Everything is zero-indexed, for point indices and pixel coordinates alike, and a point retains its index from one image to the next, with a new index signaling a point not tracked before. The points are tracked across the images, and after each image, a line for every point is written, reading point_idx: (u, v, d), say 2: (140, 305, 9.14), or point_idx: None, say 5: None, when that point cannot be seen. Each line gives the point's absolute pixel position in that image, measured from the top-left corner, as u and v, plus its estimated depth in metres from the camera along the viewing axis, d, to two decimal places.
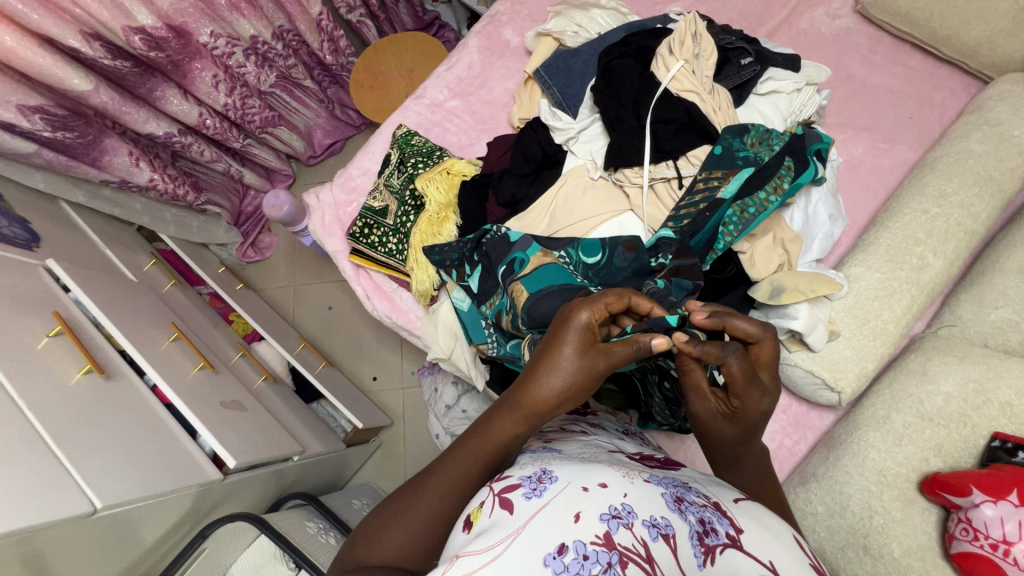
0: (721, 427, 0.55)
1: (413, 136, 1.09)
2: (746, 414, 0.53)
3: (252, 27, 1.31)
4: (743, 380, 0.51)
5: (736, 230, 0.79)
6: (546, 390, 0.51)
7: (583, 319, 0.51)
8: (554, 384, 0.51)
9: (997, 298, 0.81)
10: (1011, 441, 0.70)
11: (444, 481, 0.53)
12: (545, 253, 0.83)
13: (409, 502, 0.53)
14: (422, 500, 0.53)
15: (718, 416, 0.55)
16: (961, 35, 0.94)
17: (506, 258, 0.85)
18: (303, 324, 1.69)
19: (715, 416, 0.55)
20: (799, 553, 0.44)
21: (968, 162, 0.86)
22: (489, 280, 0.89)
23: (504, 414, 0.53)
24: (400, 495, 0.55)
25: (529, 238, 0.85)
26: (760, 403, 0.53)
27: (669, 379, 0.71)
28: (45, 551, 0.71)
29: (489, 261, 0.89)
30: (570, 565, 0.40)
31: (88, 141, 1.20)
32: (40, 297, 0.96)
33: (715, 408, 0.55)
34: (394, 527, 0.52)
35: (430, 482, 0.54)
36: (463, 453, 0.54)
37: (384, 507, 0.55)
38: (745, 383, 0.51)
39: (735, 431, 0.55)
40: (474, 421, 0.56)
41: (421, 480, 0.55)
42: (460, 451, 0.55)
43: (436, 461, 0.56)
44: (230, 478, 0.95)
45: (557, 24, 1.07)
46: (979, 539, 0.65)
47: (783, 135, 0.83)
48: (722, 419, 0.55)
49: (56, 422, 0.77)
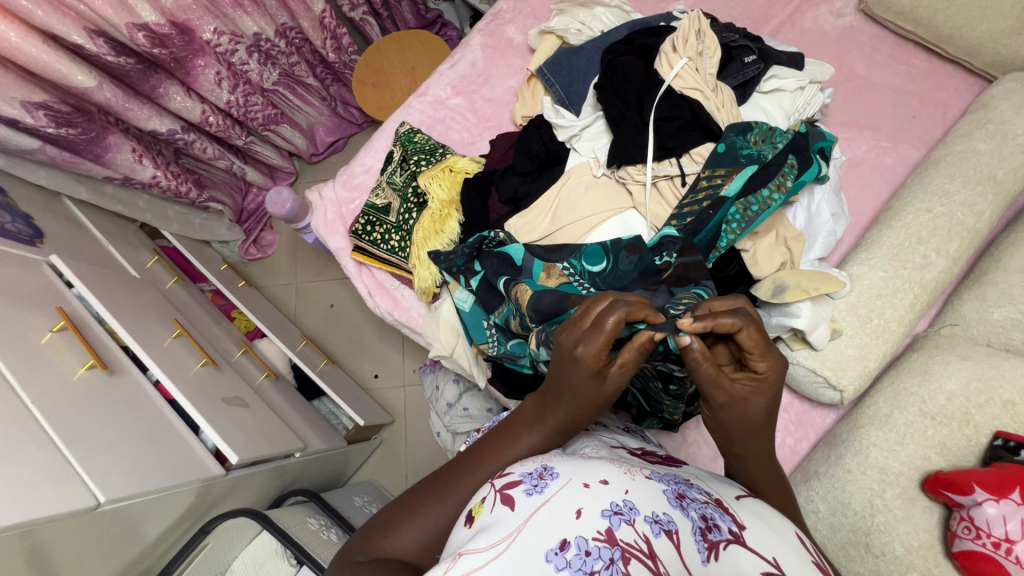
0: (751, 409, 0.53)
1: (416, 133, 1.08)
2: (768, 380, 0.52)
3: (255, 24, 1.33)
4: (750, 347, 0.51)
5: (739, 228, 0.80)
6: (572, 411, 0.55)
7: (584, 353, 0.51)
8: (575, 405, 0.54)
9: (999, 297, 0.81)
10: (1013, 440, 0.70)
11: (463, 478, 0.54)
12: (547, 273, 0.84)
13: (429, 496, 0.54)
14: (446, 499, 0.53)
15: (744, 398, 0.53)
16: (964, 33, 0.94)
17: (511, 281, 0.85)
18: (305, 322, 1.70)
19: (745, 399, 0.53)
20: (802, 551, 0.44)
21: (970, 162, 0.86)
22: (491, 292, 0.90)
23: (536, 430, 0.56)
24: (419, 490, 0.55)
25: (531, 258, 0.86)
26: (775, 362, 0.52)
27: (674, 382, 0.72)
28: (47, 545, 0.71)
29: (488, 279, 0.89)
30: (572, 561, 0.40)
31: (91, 137, 1.20)
32: (43, 292, 0.96)
33: (739, 389, 0.53)
34: (411, 520, 0.52)
35: (450, 478, 0.55)
36: (486, 450, 0.56)
37: (400, 501, 0.55)
38: (759, 349, 0.51)
39: (766, 405, 0.53)
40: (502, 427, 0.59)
41: (441, 479, 0.55)
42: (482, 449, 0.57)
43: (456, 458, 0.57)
44: (233, 474, 0.96)
45: (559, 22, 1.07)
46: (981, 537, 0.66)
47: (787, 133, 0.83)
48: (752, 399, 0.53)
49: (60, 417, 0.77)
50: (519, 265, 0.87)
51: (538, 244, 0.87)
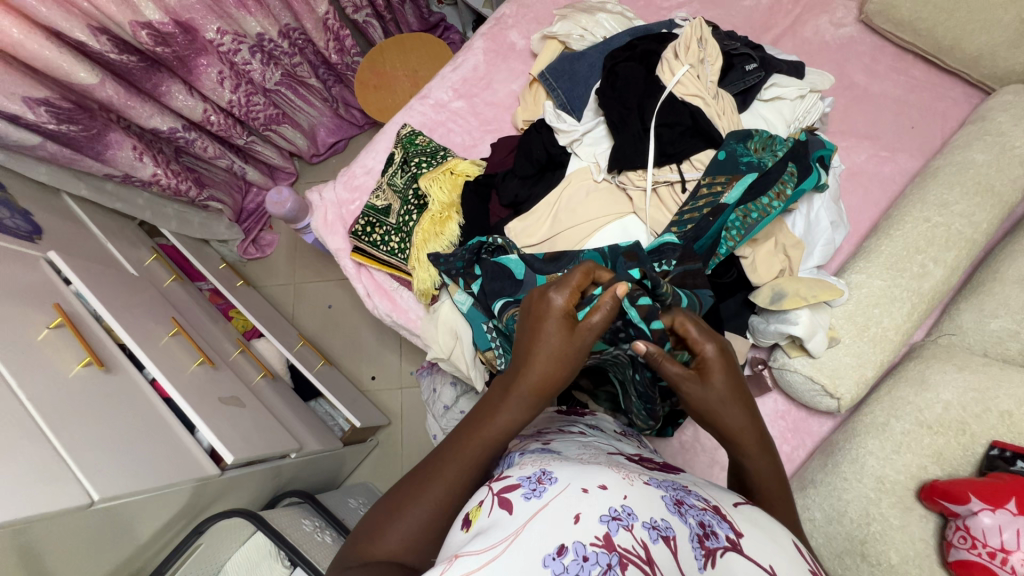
0: (709, 391, 0.54)
1: (417, 136, 1.09)
2: (713, 362, 0.54)
3: (259, 24, 1.33)
4: (691, 332, 0.56)
5: (739, 235, 0.80)
6: (546, 370, 0.55)
7: (558, 302, 0.55)
8: (547, 363, 0.55)
9: (997, 307, 0.82)
10: (1009, 450, 0.71)
11: (445, 471, 0.54)
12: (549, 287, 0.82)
13: (411, 495, 0.53)
14: (425, 490, 0.53)
15: (698, 382, 0.54)
16: (963, 45, 0.95)
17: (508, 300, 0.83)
18: (302, 323, 1.69)
19: (698, 384, 0.54)
20: (798, 558, 0.44)
21: (969, 172, 0.86)
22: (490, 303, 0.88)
23: (511, 402, 0.55)
24: (402, 488, 0.55)
25: (531, 273, 0.84)
26: (717, 344, 0.55)
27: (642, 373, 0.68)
28: (39, 545, 0.71)
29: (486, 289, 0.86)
30: (570, 566, 0.40)
31: (91, 134, 1.20)
32: (39, 288, 0.95)
33: (691, 374, 0.54)
34: (395, 521, 0.52)
35: (433, 474, 0.54)
36: (461, 442, 0.55)
37: (384, 503, 0.54)
38: (699, 332, 0.56)
39: (724, 383, 0.54)
40: (468, 420, 0.57)
41: (422, 474, 0.55)
42: (458, 443, 0.55)
43: (435, 453, 0.56)
44: (227, 475, 0.95)
45: (562, 27, 1.08)
46: (976, 547, 0.66)
47: (787, 142, 0.84)
48: (705, 383, 0.54)
49: (54, 413, 0.77)
50: (519, 280, 0.85)
51: (536, 258, 0.86)
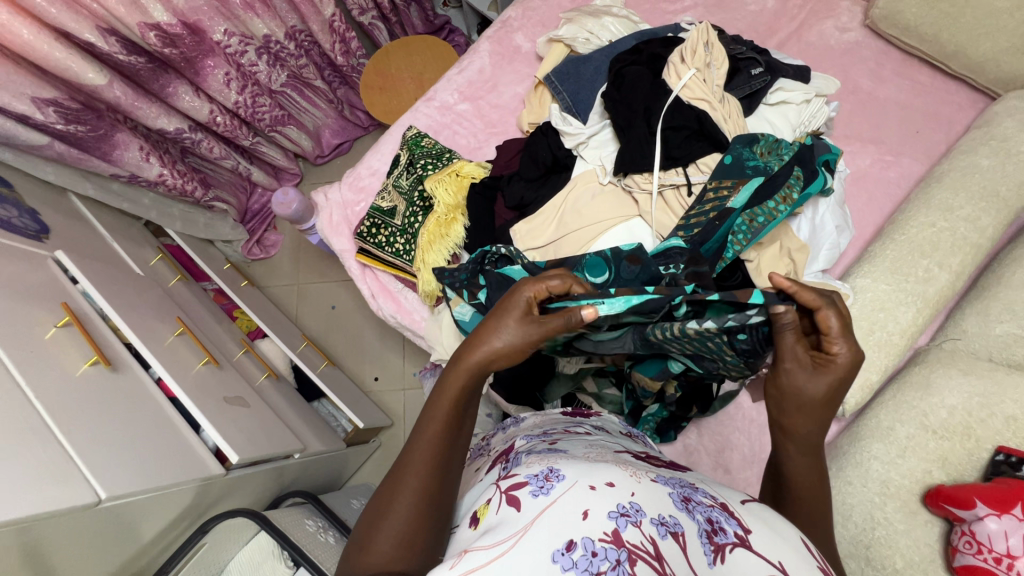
0: (812, 386, 0.52)
1: (423, 138, 1.09)
2: (838, 366, 0.52)
3: (266, 26, 1.34)
4: (828, 328, 0.52)
5: (745, 239, 0.78)
6: (489, 349, 0.55)
7: (525, 291, 0.55)
8: (493, 343, 0.55)
9: (1001, 313, 0.82)
10: (1014, 456, 0.71)
11: (419, 459, 0.53)
12: None
13: (393, 493, 0.52)
14: (403, 486, 0.51)
15: (808, 374, 0.53)
16: (968, 51, 0.95)
17: None
18: (306, 323, 1.70)
19: (807, 376, 0.53)
20: (808, 555, 0.44)
21: (974, 178, 0.86)
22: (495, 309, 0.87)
23: (451, 374, 0.55)
24: (382, 492, 0.53)
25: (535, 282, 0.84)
26: (850, 352, 0.52)
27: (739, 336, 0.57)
28: (44, 543, 0.71)
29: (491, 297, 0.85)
30: (579, 561, 0.40)
31: (99, 134, 1.20)
32: (47, 287, 0.96)
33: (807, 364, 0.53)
34: (385, 525, 0.50)
35: (409, 469, 0.52)
36: (427, 427, 0.54)
37: (370, 511, 0.53)
38: (838, 331, 0.52)
39: (827, 386, 0.52)
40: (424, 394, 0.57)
41: (398, 472, 0.53)
42: (424, 428, 0.54)
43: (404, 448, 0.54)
44: (231, 474, 0.96)
45: (568, 31, 1.08)
46: (982, 552, 0.66)
47: (792, 146, 0.85)
48: (815, 379, 0.52)
49: (61, 410, 0.77)
50: None
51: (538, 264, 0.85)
